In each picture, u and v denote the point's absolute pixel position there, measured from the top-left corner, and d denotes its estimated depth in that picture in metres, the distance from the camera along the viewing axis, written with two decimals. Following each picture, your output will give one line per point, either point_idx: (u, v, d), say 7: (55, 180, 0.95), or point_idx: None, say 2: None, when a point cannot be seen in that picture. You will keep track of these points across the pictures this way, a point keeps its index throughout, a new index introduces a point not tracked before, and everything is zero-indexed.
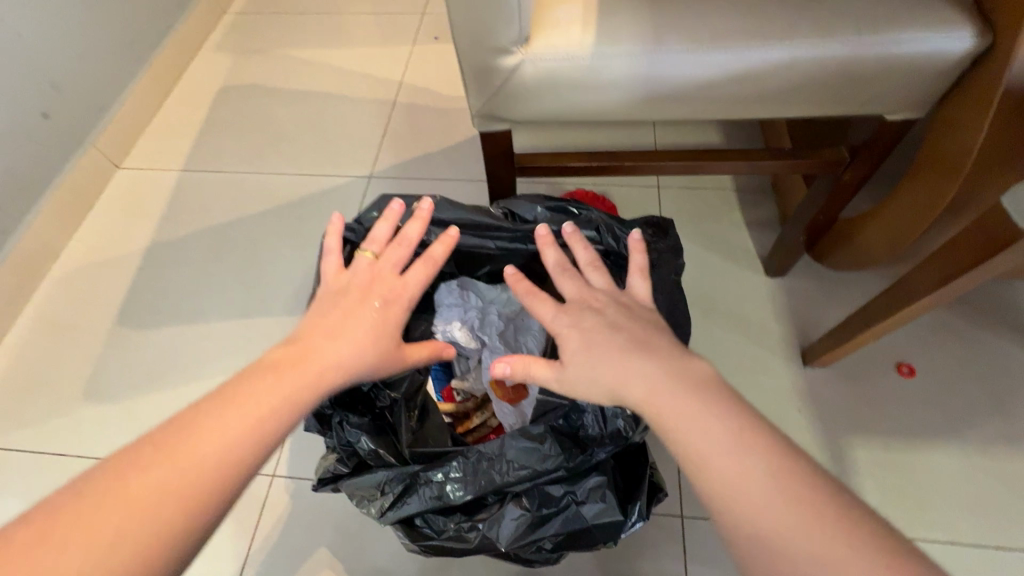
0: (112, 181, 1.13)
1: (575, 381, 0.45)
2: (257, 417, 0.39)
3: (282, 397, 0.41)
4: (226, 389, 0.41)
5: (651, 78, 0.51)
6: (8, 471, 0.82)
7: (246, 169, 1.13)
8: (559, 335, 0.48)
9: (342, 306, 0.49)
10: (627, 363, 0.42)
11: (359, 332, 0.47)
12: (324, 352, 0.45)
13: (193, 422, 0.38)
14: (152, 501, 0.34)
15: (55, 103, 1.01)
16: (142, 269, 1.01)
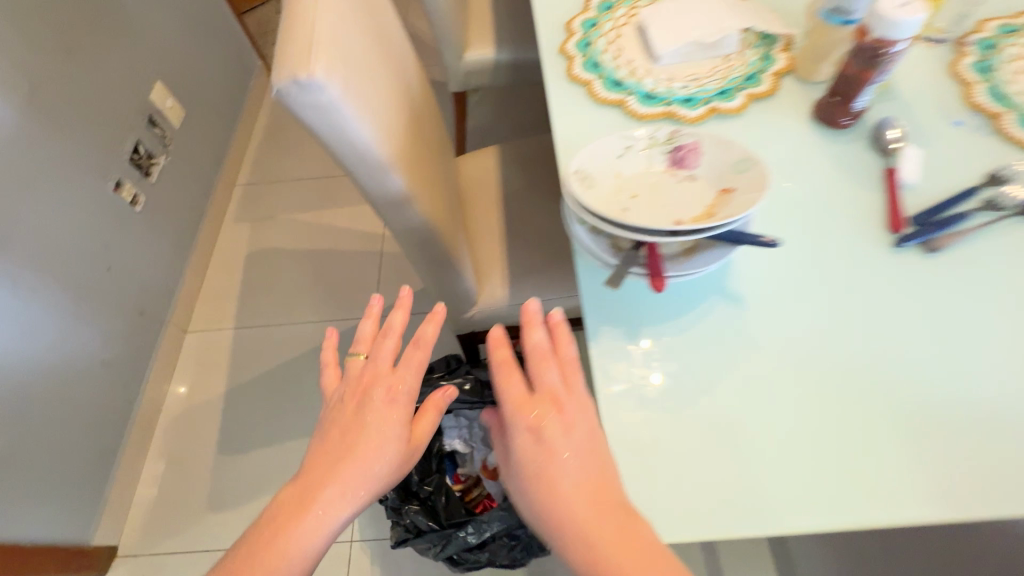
0: (184, 343, 1.55)
1: (543, 483, 0.47)
2: (286, 551, 0.48)
3: (306, 525, 0.49)
4: (263, 530, 0.50)
5: (542, 308, 1.02)
6: (170, 566, 1.24)
7: (283, 320, 1.57)
8: (515, 427, 0.49)
9: (347, 418, 0.55)
10: (591, 484, 0.46)
11: (363, 446, 0.53)
12: (333, 474, 0.51)
13: (252, 557, 0.48)
14: None
15: (145, 302, 1.43)
16: (225, 409, 1.43)
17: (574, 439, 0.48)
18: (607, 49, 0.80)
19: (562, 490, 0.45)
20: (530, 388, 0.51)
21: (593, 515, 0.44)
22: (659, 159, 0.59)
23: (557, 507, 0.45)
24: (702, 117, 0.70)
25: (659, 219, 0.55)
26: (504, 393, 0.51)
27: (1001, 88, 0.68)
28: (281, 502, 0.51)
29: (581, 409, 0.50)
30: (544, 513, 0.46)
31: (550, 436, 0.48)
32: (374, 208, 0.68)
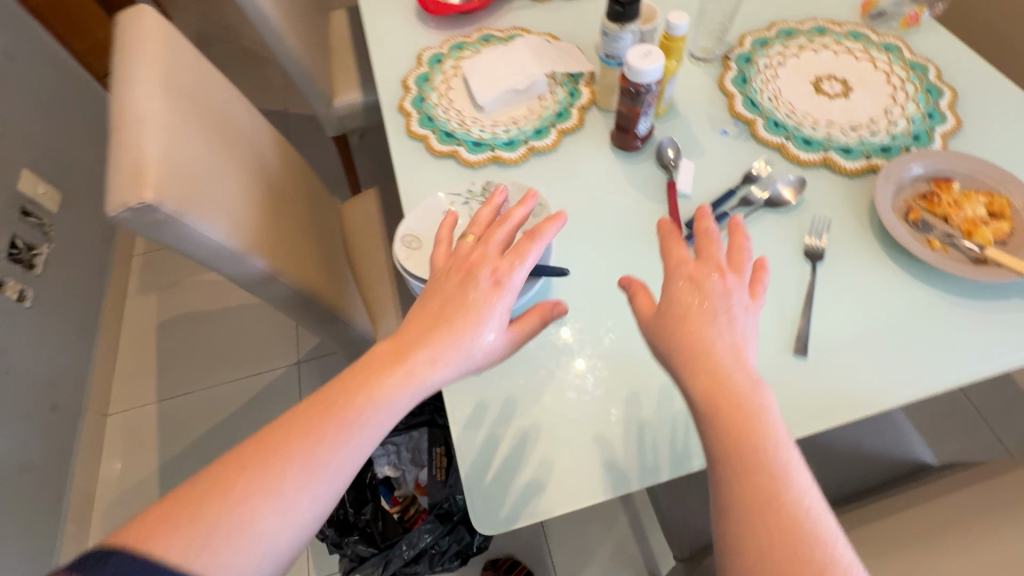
0: (107, 427, 1.53)
1: (682, 329, 0.47)
2: (354, 403, 0.46)
3: (384, 402, 0.47)
4: (332, 389, 0.47)
5: None
6: None
7: (207, 384, 1.59)
8: (673, 283, 0.49)
9: (452, 291, 0.52)
10: (738, 343, 0.46)
11: (451, 330, 0.50)
12: (422, 353, 0.49)
13: (320, 405, 0.46)
14: (260, 483, 0.42)
15: (56, 397, 1.41)
16: (162, 484, 1.44)
17: (738, 319, 0.47)
18: (439, 103, 0.89)
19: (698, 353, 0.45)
20: (690, 267, 0.50)
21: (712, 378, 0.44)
22: (478, 209, 0.70)
23: (695, 341, 0.46)
24: (522, 156, 0.81)
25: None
26: (670, 252, 0.51)
27: (753, 97, 0.84)
28: (360, 361, 0.49)
29: (745, 297, 0.49)
30: (681, 346, 0.46)
31: (710, 291, 0.48)
32: (242, 289, 0.74)
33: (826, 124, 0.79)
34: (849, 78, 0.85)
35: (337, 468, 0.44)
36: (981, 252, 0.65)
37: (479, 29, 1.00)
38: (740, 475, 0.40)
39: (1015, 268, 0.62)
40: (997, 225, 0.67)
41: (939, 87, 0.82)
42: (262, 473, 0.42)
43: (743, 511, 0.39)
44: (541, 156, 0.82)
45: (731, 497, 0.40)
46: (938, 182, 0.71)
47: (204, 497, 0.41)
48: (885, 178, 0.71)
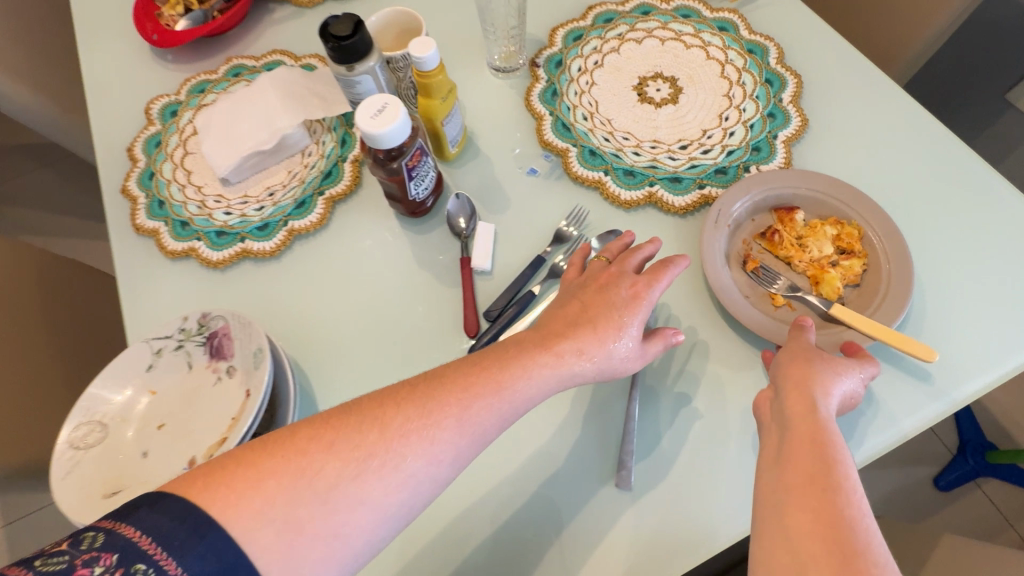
0: None
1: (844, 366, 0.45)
2: (495, 379, 0.43)
3: (535, 376, 0.44)
4: (493, 351, 0.46)
5: None
6: None
7: None
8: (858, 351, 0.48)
9: (601, 292, 0.47)
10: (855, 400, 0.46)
11: (603, 329, 0.45)
12: (581, 331, 0.46)
13: (472, 370, 0.43)
14: (393, 433, 0.39)
15: None
16: None
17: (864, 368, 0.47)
18: (173, 178, 0.68)
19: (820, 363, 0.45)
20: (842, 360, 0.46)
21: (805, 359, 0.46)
22: (197, 354, 0.51)
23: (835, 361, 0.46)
24: (279, 245, 0.62)
25: (185, 455, 0.47)
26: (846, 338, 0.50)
27: (565, 118, 0.67)
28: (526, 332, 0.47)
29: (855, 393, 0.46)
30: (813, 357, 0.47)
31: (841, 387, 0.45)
32: None
33: (651, 147, 0.64)
34: (678, 76, 0.69)
35: (481, 432, 0.41)
36: (832, 309, 0.52)
37: (227, 59, 0.77)
38: (801, 416, 0.42)
39: (866, 331, 0.50)
40: (847, 266, 0.55)
41: (781, 75, 0.67)
42: (416, 415, 0.40)
43: (814, 450, 0.39)
44: (306, 239, 0.64)
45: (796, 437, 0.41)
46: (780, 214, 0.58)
47: (345, 424, 0.39)
48: (717, 220, 0.56)
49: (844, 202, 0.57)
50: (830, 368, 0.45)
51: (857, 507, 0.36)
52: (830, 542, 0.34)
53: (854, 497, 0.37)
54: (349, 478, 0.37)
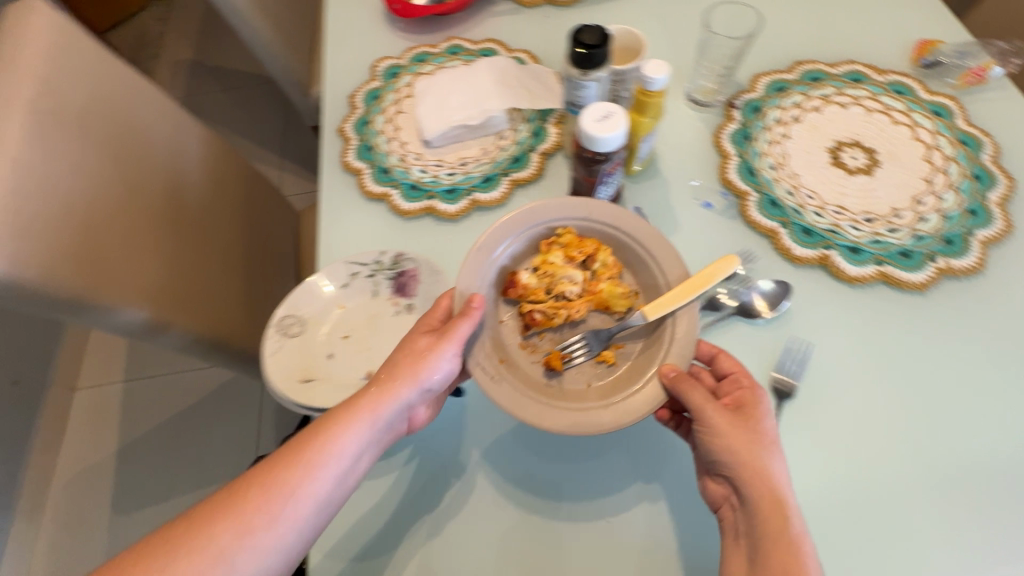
0: (74, 402, 1.52)
1: (731, 428, 0.49)
2: (314, 436, 0.48)
3: (348, 428, 0.48)
4: (300, 436, 0.48)
5: None
6: None
7: (172, 368, 1.55)
8: (742, 382, 0.52)
9: (387, 368, 0.50)
10: (778, 455, 0.49)
11: (402, 386, 0.49)
12: (381, 393, 0.49)
13: (298, 442, 0.48)
14: (241, 506, 0.45)
15: (21, 370, 1.40)
16: (120, 465, 1.44)
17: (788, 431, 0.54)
18: (383, 130, 0.77)
19: (754, 432, 0.49)
20: (745, 400, 0.51)
21: (749, 438, 0.49)
22: (385, 286, 0.58)
23: (757, 434, 0.49)
24: (462, 211, 0.69)
25: (359, 367, 0.54)
26: (722, 363, 0.54)
27: (752, 163, 0.68)
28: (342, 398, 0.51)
29: (775, 442, 0.49)
30: (738, 429, 0.49)
31: (766, 449, 0.48)
32: (128, 340, 0.66)
33: (834, 212, 0.64)
34: (879, 149, 0.68)
35: (314, 480, 0.46)
36: (646, 317, 0.52)
37: (449, 37, 0.86)
38: (767, 511, 0.46)
39: (680, 299, 0.51)
40: (597, 265, 0.56)
41: (993, 174, 0.65)
42: (257, 486, 0.46)
43: (797, 547, 0.44)
44: (485, 211, 0.69)
45: (772, 525, 0.45)
46: (512, 291, 0.55)
47: (212, 506, 0.45)
48: (487, 373, 0.49)
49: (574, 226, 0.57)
50: (748, 443, 0.48)
51: None
52: None
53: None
54: (212, 548, 0.43)
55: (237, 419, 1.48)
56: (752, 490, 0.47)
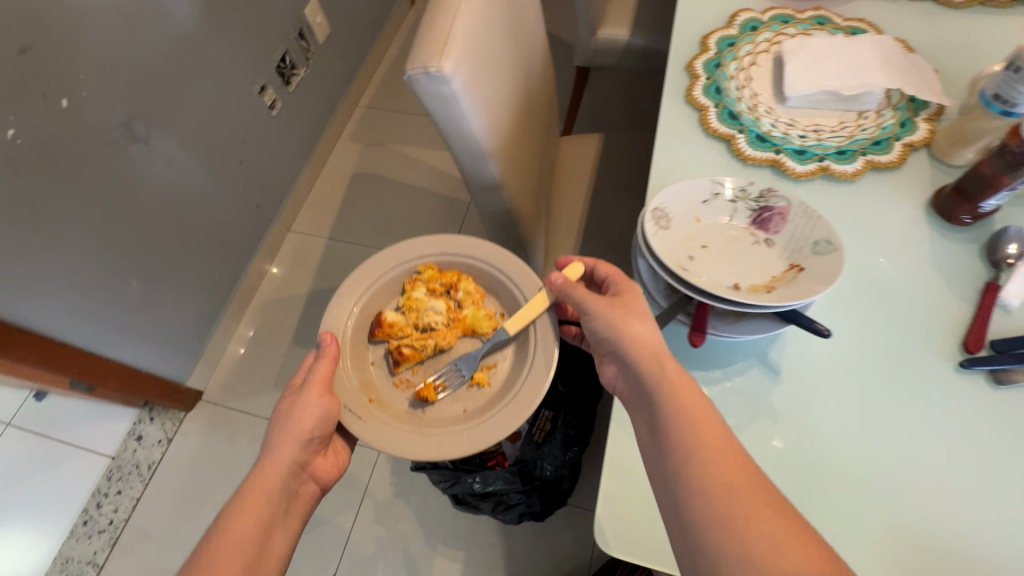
0: (286, 241, 1.74)
1: (601, 312, 0.57)
2: (266, 482, 0.63)
3: (279, 466, 0.64)
4: (239, 497, 0.62)
5: None
6: (236, 422, 1.46)
7: (369, 243, 1.71)
8: (616, 281, 0.61)
9: (273, 443, 0.65)
10: (646, 318, 0.56)
11: (294, 441, 0.65)
12: (276, 456, 0.65)
13: (251, 492, 0.62)
14: (231, 548, 0.59)
15: (264, 197, 1.62)
16: (306, 306, 1.62)
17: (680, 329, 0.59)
18: (735, 76, 0.76)
19: (621, 305, 0.57)
20: (618, 290, 0.59)
21: (622, 309, 0.57)
22: (743, 215, 0.59)
23: (625, 312, 0.56)
24: (809, 174, 0.67)
25: (722, 276, 0.56)
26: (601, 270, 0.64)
27: None
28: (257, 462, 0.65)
29: (646, 312, 0.57)
30: (609, 312, 0.57)
31: (636, 317, 0.56)
32: (467, 187, 0.75)
33: None
34: None
35: (268, 510, 0.62)
36: (509, 333, 0.68)
37: (815, 8, 0.83)
38: (659, 370, 0.53)
39: (531, 313, 0.67)
40: (460, 295, 0.73)
41: None
42: (235, 533, 0.60)
43: (704, 405, 0.51)
44: (831, 181, 0.67)
45: (655, 376, 0.53)
46: (382, 334, 0.70)
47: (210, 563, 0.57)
48: (356, 415, 0.63)
49: (374, 275, 0.72)
50: (620, 316, 0.56)
51: (730, 441, 0.49)
52: (745, 474, 0.47)
53: (724, 441, 0.49)
54: None
55: None
56: (633, 353, 0.55)
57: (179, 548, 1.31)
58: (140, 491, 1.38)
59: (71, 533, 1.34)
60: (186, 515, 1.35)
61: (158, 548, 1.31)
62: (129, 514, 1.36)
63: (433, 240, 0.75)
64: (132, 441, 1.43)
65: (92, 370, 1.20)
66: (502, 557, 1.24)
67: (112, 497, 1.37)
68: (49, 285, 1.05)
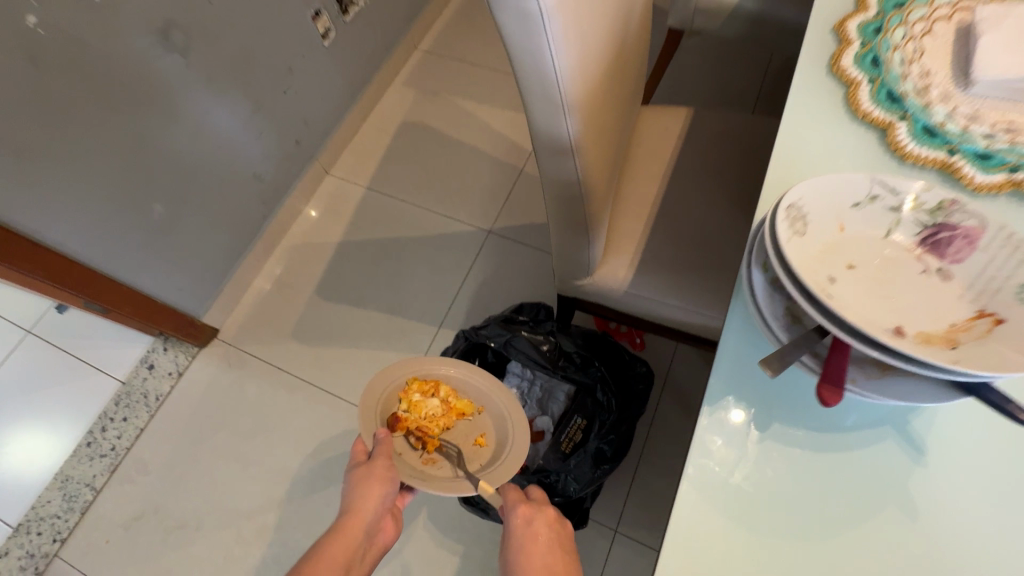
0: (323, 184, 1.63)
1: (514, 546, 0.64)
2: (356, 529, 0.67)
3: (368, 514, 0.69)
4: (326, 539, 0.66)
5: (649, 312, 0.91)
6: (248, 365, 1.40)
7: (408, 199, 1.60)
8: (531, 523, 0.66)
9: (356, 497, 0.69)
10: (545, 567, 0.61)
11: (377, 496, 0.70)
12: (362, 506, 0.69)
13: (339, 536, 0.66)
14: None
15: (305, 134, 1.50)
16: (335, 256, 1.53)
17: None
18: (902, 46, 0.58)
19: (527, 558, 0.62)
20: (533, 530, 0.65)
21: (527, 557, 0.62)
22: (908, 231, 0.44)
23: (531, 558, 0.62)
24: (993, 188, 0.51)
25: (873, 311, 0.41)
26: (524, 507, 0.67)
27: None
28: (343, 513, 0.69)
29: (549, 561, 0.62)
30: (520, 553, 0.63)
31: (541, 566, 0.62)
32: (533, 144, 0.60)
33: None
34: None
35: (353, 551, 0.65)
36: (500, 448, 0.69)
37: None
38: None
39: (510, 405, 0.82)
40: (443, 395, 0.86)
41: None
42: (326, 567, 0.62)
43: None
44: (1022, 200, 0.51)
45: None
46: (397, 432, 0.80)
47: None
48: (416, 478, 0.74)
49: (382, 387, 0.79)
50: (523, 566, 0.62)
51: None
52: None
53: None
54: None
55: (446, 270, 1.48)
56: None
57: (176, 486, 1.28)
58: (145, 422, 1.34)
59: (74, 452, 1.32)
60: (187, 454, 1.31)
61: (156, 483, 1.28)
62: (132, 443, 1.33)
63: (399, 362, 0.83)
64: (144, 369, 1.39)
65: (105, 292, 1.14)
66: None
67: (117, 422, 1.34)
68: (69, 198, 0.98)
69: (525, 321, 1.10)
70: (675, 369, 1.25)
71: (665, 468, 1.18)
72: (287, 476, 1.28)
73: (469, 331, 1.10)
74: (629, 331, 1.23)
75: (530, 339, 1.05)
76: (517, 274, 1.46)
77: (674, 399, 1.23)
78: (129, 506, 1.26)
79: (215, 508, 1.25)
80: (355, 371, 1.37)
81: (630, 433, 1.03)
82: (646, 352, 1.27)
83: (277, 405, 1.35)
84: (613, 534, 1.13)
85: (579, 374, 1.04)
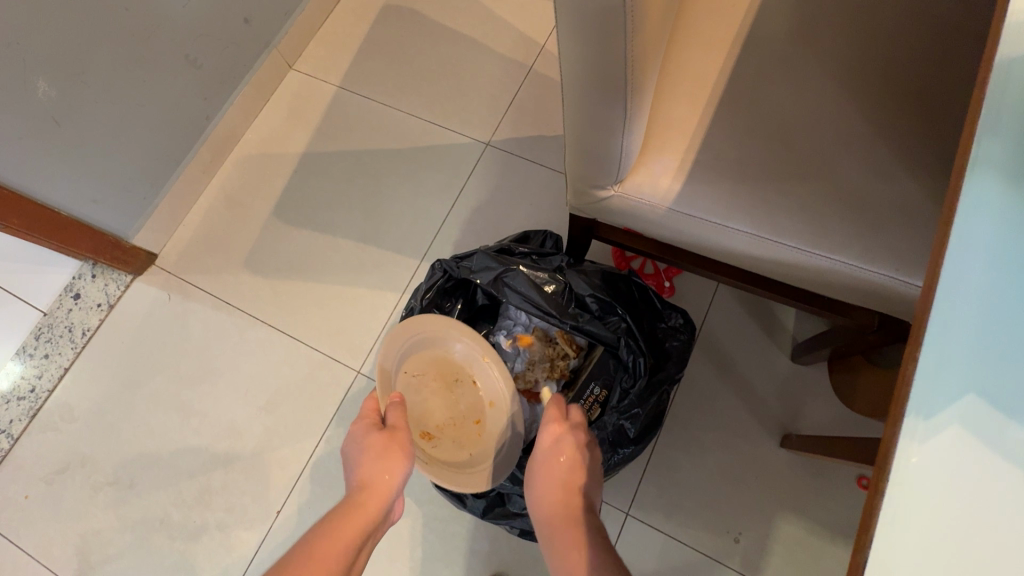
0: (285, 80, 1.31)
1: (540, 441, 0.68)
2: (373, 510, 0.60)
3: (387, 497, 0.62)
4: (339, 511, 0.59)
5: (696, 244, 0.64)
6: (192, 299, 1.16)
7: (389, 101, 1.27)
8: (563, 429, 0.68)
9: (375, 468, 0.63)
10: (561, 467, 0.66)
11: (399, 472, 0.64)
12: (381, 480, 0.63)
13: (352, 512, 0.59)
14: (332, 554, 0.54)
15: (255, 10, 1.16)
16: (297, 171, 1.24)
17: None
18: None
19: (548, 458, 0.67)
20: (562, 440, 0.67)
21: (551, 455, 0.67)
22: None
23: (552, 458, 0.67)
24: None
25: None
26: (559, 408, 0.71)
27: None
28: (356, 487, 0.62)
29: (563, 471, 0.66)
30: (543, 451, 0.67)
31: (556, 467, 0.66)
32: None
33: None
34: None
35: (364, 530, 0.58)
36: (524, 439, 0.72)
37: None
38: (551, 510, 0.63)
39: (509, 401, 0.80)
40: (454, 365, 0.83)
41: None
42: (336, 543, 0.55)
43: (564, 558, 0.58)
44: None
45: (544, 512, 0.64)
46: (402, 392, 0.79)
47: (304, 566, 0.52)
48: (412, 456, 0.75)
49: (396, 342, 0.79)
50: (545, 459, 0.67)
51: None
52: None
53: None
54: None
55: (431, 191, 1.20)
56: (539, 489, 0.66)
57: (105, 437, 1.07)
58: (70, 360, 1.12)
59: None
60: (118, 400, 1.10)
61: (82, 432, 1.08)
62: (55, 384, 1.11)
63: (422, 318, 0.81)
64: (68, 299, 1.13)
65: None
66: (489, 536, 0.95)
67: (37, 359, 1.11)
68: None
69: (526, 253, 0.83)
70: (712, 320, 1.00)
71: (693, 442, 0.95)
72: (235, 431, 1.07)
73: (449, 261, 0.83)
74: (655, 273, 1.00)
75: (530, 281, 0.80)
76: (520, 199, 1.18)
77: (708, 358, 0.98)
78: (51, 455, 1.07)
79: (149, 463, 1.06)
80: (317, 311, 1.13)
81: (660, 405, 0.80)
82: (677, 299, 1.01)
83: (224, 347, 1.12)
84: (624, 517, 0.93)
85: (596, 327, 0.79)
